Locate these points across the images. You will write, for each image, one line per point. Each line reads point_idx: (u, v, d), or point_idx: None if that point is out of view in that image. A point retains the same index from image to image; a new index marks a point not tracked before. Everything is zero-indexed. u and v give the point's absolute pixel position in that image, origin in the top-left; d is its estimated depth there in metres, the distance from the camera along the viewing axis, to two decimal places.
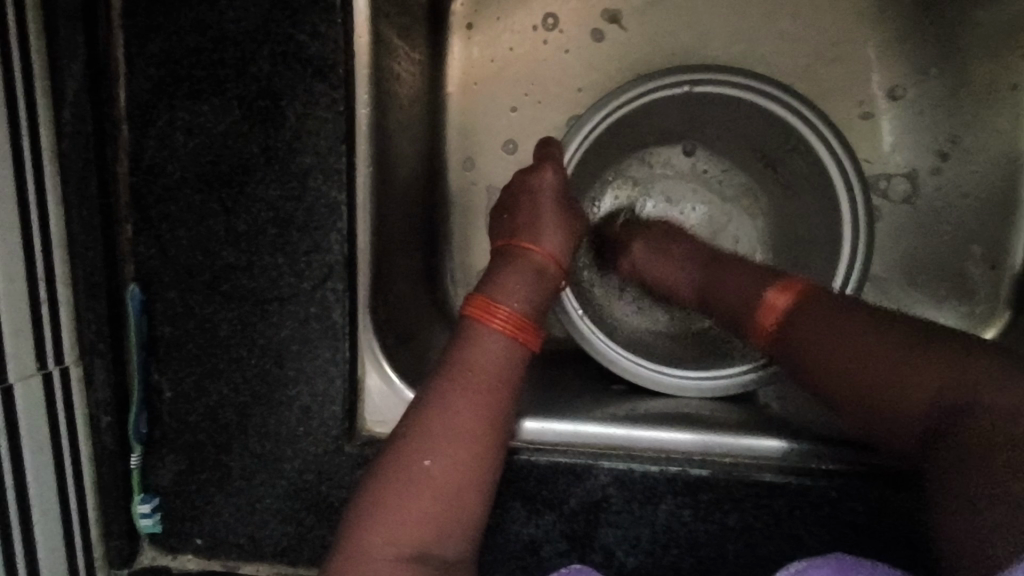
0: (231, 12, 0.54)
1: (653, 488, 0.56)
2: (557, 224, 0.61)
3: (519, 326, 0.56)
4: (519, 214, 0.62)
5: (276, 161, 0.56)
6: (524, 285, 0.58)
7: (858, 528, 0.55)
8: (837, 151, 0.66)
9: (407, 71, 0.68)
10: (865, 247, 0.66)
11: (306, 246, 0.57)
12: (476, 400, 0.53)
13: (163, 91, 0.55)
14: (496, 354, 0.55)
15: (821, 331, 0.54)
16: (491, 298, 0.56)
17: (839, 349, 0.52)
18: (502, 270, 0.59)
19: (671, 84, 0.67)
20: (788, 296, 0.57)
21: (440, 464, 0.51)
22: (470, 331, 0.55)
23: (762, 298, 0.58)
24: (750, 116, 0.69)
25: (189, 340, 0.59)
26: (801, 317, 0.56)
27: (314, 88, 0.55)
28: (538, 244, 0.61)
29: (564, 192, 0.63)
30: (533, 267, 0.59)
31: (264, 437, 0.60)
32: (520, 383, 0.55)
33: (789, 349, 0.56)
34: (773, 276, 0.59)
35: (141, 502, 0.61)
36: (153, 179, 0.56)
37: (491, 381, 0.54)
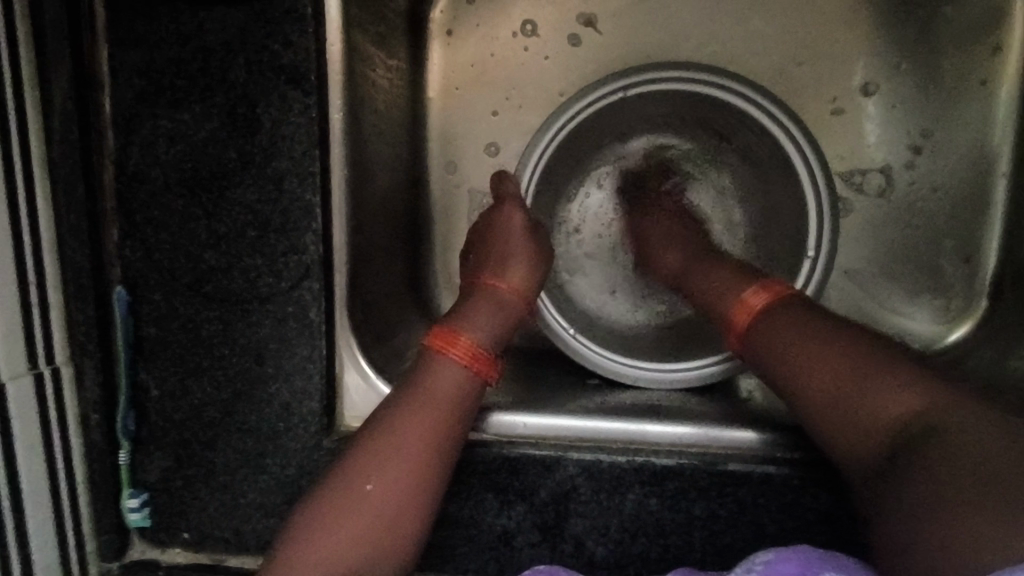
0: (209, 24, 0.56)
1: (621, 478, 0.58)
2: (523, 258, 0.65)
3: (475, 357, 0.57)
4: (488, 249, 0.65)
5: (254, 166, 0.58)
6: (490, 321, 0.60)
7: (818, 515, 0.57)
8: (797, 143, 0.67)
9: (385, 78, 0.70)
10: (827, 251, 0.68)
11: (284, 248, 0.59)
12: (427, 421, 0.55)
13: (146, 101, 0.58)
14: (454, 383, 0.56)
15: (796, 326, 0.54)
16: (454, 330, 0.58)
17: (814, 342, 0.52)
18: (467, 304, 0.62)
19: (635, 82, 0.68)
20: (766, 295, 0.58)
21: (382, 484, 0.53)
22: (430, 360, 0.57)
23: (740, 297, 0.59)
24: (716, 108, 0.71)
25: (173, 339, 0.61)
26: (778, 314, 0.56)
27: (288, 95, 0.57)
28: (503, 278, 0.64)
29: (529, 228, 0.66)
30: (495, 301, 0.62)
31: (246, 433, 0.62)
32: (474, 408, 0.57)
33: (761, 346, 0.56)
34: (753, 280, 0.60)
35: (130, 497, 0.63)
36: (137, 185, 0.59)
37: (446, 404, 0.56)
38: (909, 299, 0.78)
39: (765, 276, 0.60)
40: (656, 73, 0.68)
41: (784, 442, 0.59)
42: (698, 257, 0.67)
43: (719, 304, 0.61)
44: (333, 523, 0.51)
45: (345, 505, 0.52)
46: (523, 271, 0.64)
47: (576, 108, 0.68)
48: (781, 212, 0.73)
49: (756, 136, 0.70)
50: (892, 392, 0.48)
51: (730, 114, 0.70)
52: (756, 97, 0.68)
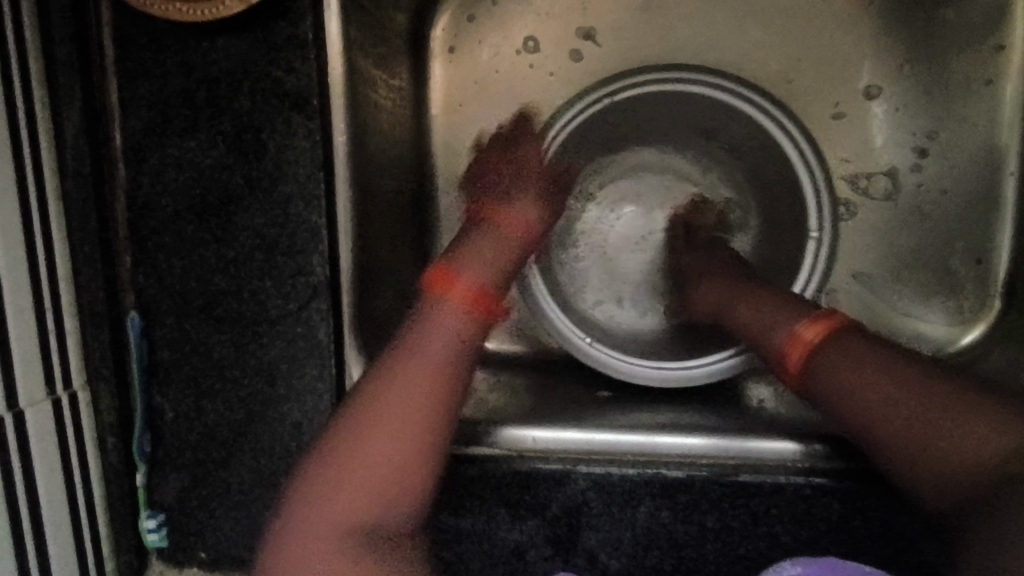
0: (214, 54, 0.58)
1: (631, 491, 0.58)
2: (526, 198, 0.59)
3: (480, 299, 0.54)
4: (498, 172, 0.62)
5: (260, 191, 0.59)
6: (490, 258, 0.56)
7: (832, 524, 0.57)
8: (794, 136, 0.69)
9: (387, 98, 0.71)
10: (825, 258, 0.70)
11: (291, 270, 0.60)
12: (429, 359, 0.52)
13: (154, 130, 0.59)
14: (454, 327, 0.53)
15: (858, 362, 0.52)
16: (452, 271, 0.55)
17: (872, 381, 0.51)
18: (466, 237, 0.57)
19: (616, 90, 0.71)
20: (820, 329, 0.55)
21: (389, 424, 0.50)
22: (430, 304, 0.54)
23: (793, 331, 0.57)
24: (703, 110, 0.72)
25: (186, 362, 0.62)
26: (835, 350, 0.54)
27: (292, 120, 0.58)
28: (510, 215, 0.58)
29: (539, 168, 0.62)
30: (499, 237, 0.57)
31: (259, 453, 0.63)
32: (475, 359, 0.54)
33: (822, 385, 0.54)
34: (804, 312, 0.58)
35: (147, 518, 0.64)
36: (148, 214, 0.60)
37: (448, 343, 0.52)
38: (921, 300, 0.77)
39: (817, 307, 0.58)
40: (635, 78, 0.70)
41: (800, 449, 0.59)
42: (739, 291, 0.65)
43: (769, 341, 0.59)
44: (335, 487, 0.49)
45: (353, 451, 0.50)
46: (523, 211, 0.58)
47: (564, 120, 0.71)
48: (788, 216, 0.74)
49: (741, 131, 0.72)
50: (963, 439, 0.46)
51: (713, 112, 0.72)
52: (742, 91, 0.70)
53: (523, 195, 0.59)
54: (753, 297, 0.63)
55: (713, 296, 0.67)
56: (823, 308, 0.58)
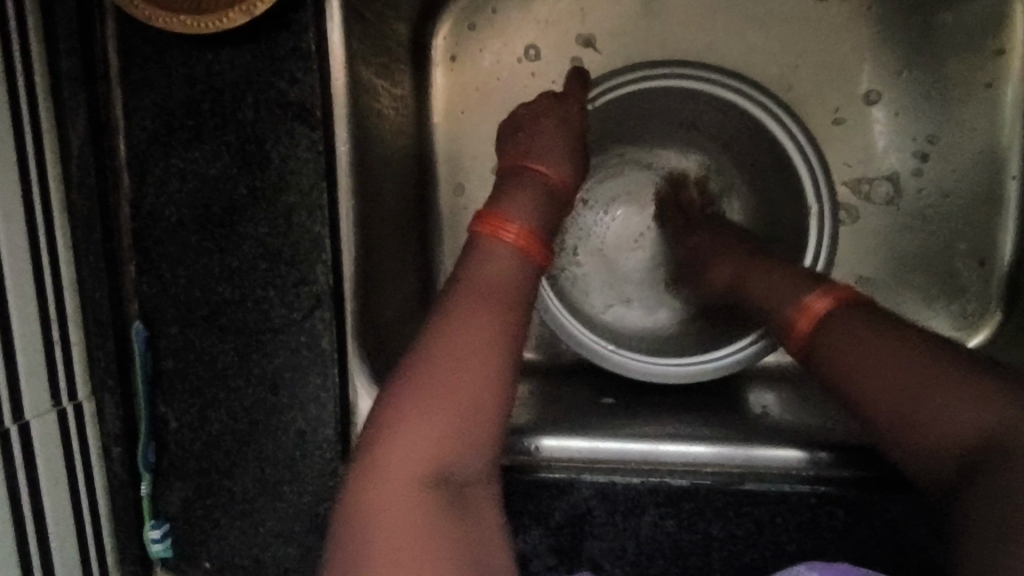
0: (216, 65, 0.58)
1: (635, 499, 0.58)
2: (563, 152, 0.65)
3: (531, 241, 0.57)
4: (530, 136, 0.65)
5: (264, 200, 0.59)
6: (535, 206, 0.59)
7: (837, 533, 0.56)
8: (799, 143, 0.69)
9: (389, 107, 0.71)
10: (827, 250, 0.70)
11: (295, 279, 0.60)
12: (489, 306, 0.52)
13: (158, 141, 0.59)
14: (510, 265, 0.55)
15: (859, 334, 0.53)
16: (503, 215, 0.58)
17: (870, 353, 0.51)
18: (510, 187, 0.61)
19: (627, 82, 0.71)
20: (829, 299, 0.57)
21: (454, 375, 0.49)
22: (483, 245, 0.56)
23: (802, 302, 0.58)
24: (706, 106, 0.73)
25: (191, 372, 0.62)
26: (844, 320, 0.55)
27: (294, 130, 0.59)
28: (546, 168, 0.63)
29: (579, 127, 0.67)
30: (546, 190, 0.62)
31: (263, 462, 0.63)
32: (533, 293, 0.56)
33: (821, 352, 0.55)
34: (813, 283, 0.59)
35: (152, 528, 0.63)
36: (152, 224, 0.60)
37: (503, 289, 0.54)
38: (924, 304, 0.77)
39: (827, 278, 0.59)
40: (650, 70, 0.71)
41: (803, 457, 0.59)
42: (750, 266, 0.66)
43: (778, 310, 0.60)
44: (394, 474, 0.47)
45: (416, 401, 0.49)
46: (563, 160, 0.64)
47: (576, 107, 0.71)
48: (791, 217, 0.73)
49: (745, 130, 0.72)
50: (950, 412, 0.46)
51: (720, 113, 0.72)
52: (752, 92, 0.70)
53: (549, 149, 0.64)
54: (763, 269, 0.64)
55: (727, 270, 0.68)
56: (839, 282, 0.58)
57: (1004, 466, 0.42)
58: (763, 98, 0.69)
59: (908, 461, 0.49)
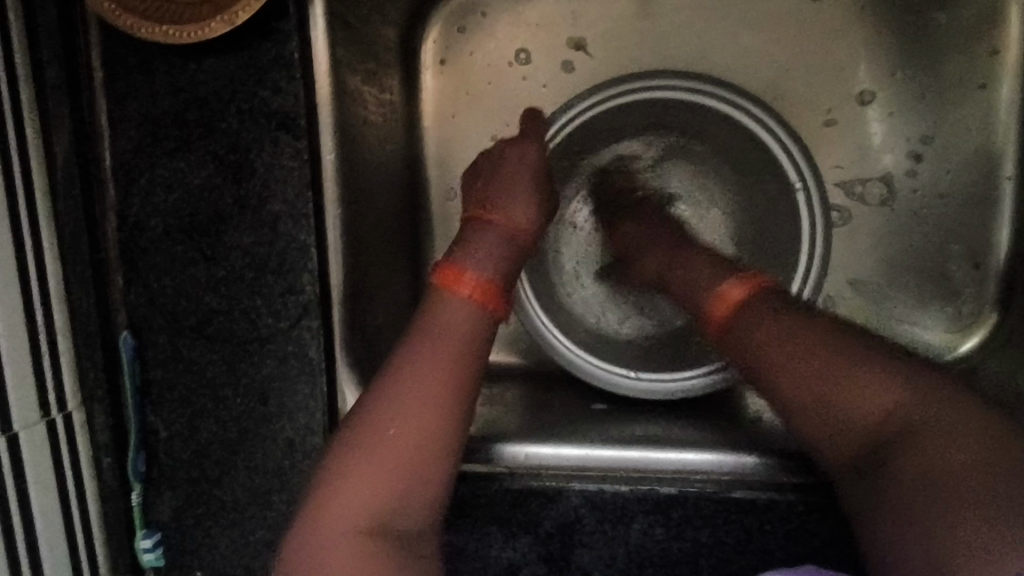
0: (200, 74, 0.58)
1: (624, 507, 0.58)
2: (528, 194, 0.62)
3: (487, 293, 0.56)
4: (495, 168, 0.63)
5: (249, 210, 0.59)
6: (492, 253, 0.58)
7: (826, 540, 0.56)
8: (783, 140, 0.69)
9: (377, 113, 0.71)
10: (820, 260, 0.70)
11: (281, 288, 0.60)
12: (442, 357, 0.53)
13: (144, 151, 0.59)
14: (464, 320, 0.54)
15: (782, 326, 0.53)
16: (459, 267, 0.56)
17: (796, 345, 0.52)
18: (468, 238, 0.58)
19: (606, 98, 0.70)
20: (745, 291, 0.56)
21: (403, 427, 0.51)
22: (436, 298, 0.55)
23: (719, 291, 0.58)
24: (673, 114, 0.72)
25: (179, 381, 0.62)
26: (761, 310, 0.55)
27: (279, 139, 0.59)
28: (508, 214, 0.60)
29: (544, 167, 0.63)
30: (504, 237, 0.59)
31: (253, 471, 0.63)
32: (488, 347, 0.55)
33: (739, 343, 0.55)
34: (733, 270, 0.59)
35: (143, 537, 0.63)
36: (139, 234, 0.60)
37: (458, 341, 0.54)
38: (919, 306, 0.76)
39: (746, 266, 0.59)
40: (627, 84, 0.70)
41: (784, 466, 0.60)
42: (678, 261, 0.63)
43: (697, 296, 0.59)
44: (330, 521, 0.49)
45: (364, 454, 0.50)
46: (529, 207, 0.61)
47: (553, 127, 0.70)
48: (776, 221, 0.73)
49: (732, 136, 0.72)
50: (862, 395, 0.49)
51: (707, 121, 0.72)
52: (726, 95, 0.69)
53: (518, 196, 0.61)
54: (695, 266, 0.62)
55: (654, 265, 0.66)
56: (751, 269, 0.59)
57: (910, 444, 0.46)
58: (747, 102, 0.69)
59: (832, 444, 0.51)
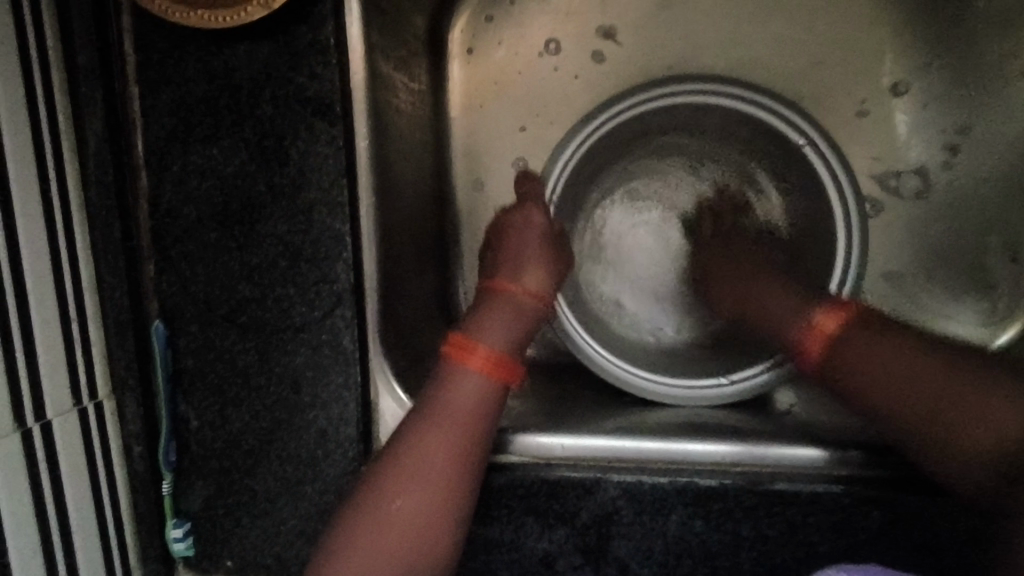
0: (234, 61, 0.57)
1: (663, 499, 0.57)
2: (537, 260, 0.63)
3: (498, 364, 0.56)
4: (505, 242, 0.65)
5: (283, 198, 0.59)
6: (505, 323, 0.58)
7: (871, 533, 0.56)
8: (810, 138, 0.67)
9: (407, 101, 0.70)
10: (859, 252, 0.67)
11: (315, 277, 0.59)
12: (450, 434, 0.55)
13: (176, 138, 0.58)
14: (473, 391, 0.55)
15: (869, 346, 0.55)
16: (469, 336, 0.57)
17: (880, 352, 0.55)
18: (478, 307, 0.60)
19: (610, 116, 0.69)
20: (836, 319, 0.58)
21: (410, 502, 0.54)
22: (447, 367, 0.56)
23: (810, 321, 0.59)
24: (685, 112, 0.72)
25: (211, 370, 0.62)
26: (854, 336, 0.56)
27: (314, 126, 0.58)
28: (518, 283, 0.61)
29: (548, 230, 0.65)
30: (513, 305, 0.60)
31: (285, 461, 0.62)
32: (497, 416, 0.56)
33: (839, 368, 0.57)
34: (820, 300, 0.60)
35: (174, 527, 0.63)
36: (171, 222, 0.60)
37: (465, 417, 0.55)
38: (951, 300, 0.75)
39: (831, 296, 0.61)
40: (624, 101, 0.69)
41: (830, 457, 0.58)
42: (745, 283, 0.67)
43: (788, 331, 0.61)
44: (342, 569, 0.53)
45: (375, 528, 0.53)
46: (540, 274, 0.62)
47: (568, 152, 0.69)
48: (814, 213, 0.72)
49: (751, 129, 0.71)
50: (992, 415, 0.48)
51: (722, 117, 0.72)
52: (745, 91, 0.68)
53: (531, 263, 0.62)
54: (779, 293, 0.63)
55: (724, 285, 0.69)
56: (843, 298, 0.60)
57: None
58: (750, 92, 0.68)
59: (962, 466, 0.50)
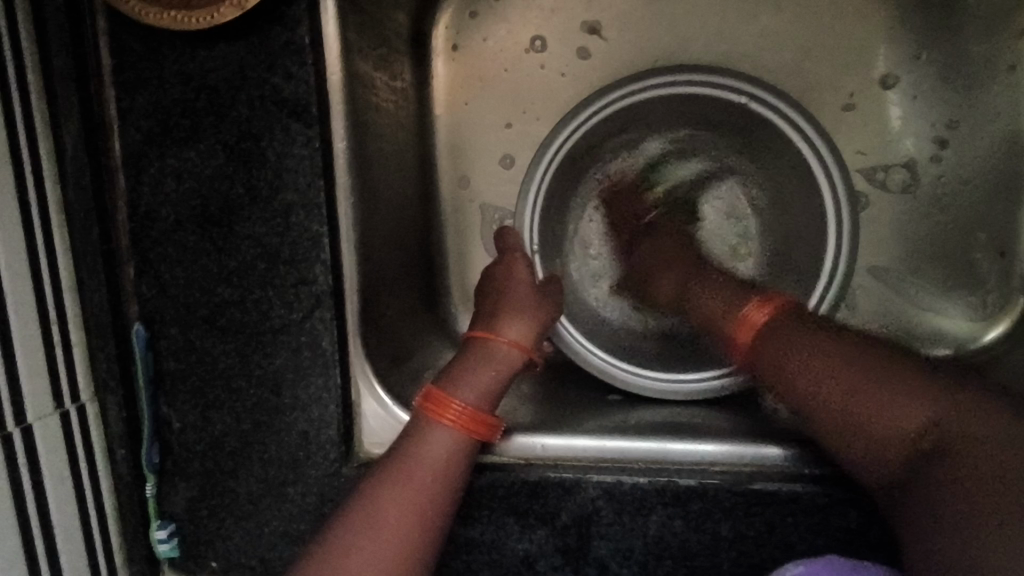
0: (210, 61, 0.57)
1: (643, 499, 0.57)
2: (522, 314, 0.62)
3: (472, 419, 0.57)
4: (497, 302, 0.64)
5: (261, 200, 0.58)
6: (487, 378, 0.59)
7: (851, 533, 0.55)
8: (796, 125, 0.67)
9: (389, 100, 0.70)
10: (847, 250, 0.68)
11: (294, 279, 0.59)
12: (414, 494, 0.54)
13: (153, 141, 0.58)
14: (443, 446, 0.56)
15: (798, 342, 0.54)
16: (445, 391, 0.58)
17: (810, 344, 0.54)
18: (458, 359, 0.60)
19: (584, 116, 0.70)
20: (766, 312, 0.57)
21: (361, 565, 0.52)
22: (420, 423, 0.57)
23: (739, 314, 0.58)
24: (667, 104, 0.72)
25: (192, 373, 0.62)
26: (785, 330, 0.56)
27: (291, 127, 0.57)
28: (498, 334, 0.61)
29: (534, 283, 0.65)
30: (490, 355, 0.60)
31: (267, 463, 0.62)
32: (466, 477, 0.57)
33: (770, 361, 0.55)
34: (753, 294, 0.60)
35: (158, 528, 0.63)
36: (149, 224, 0.59)
37: (431, 476, 0.55)
38: (940, 294, 0.75)
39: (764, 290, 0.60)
40: (607, 96, 0.70)
41: (813, 456, 0.58)
42: (690, 281, 0.65)
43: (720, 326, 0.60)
44: None
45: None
46: (523, 327, 0.62)
47: (546, 158, 0.70)
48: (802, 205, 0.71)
49: (734, 117, 0.71)
50: (904, 411, 0.48)
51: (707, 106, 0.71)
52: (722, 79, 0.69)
53: (513, 316, 0.62)
54: (711, 287, 0.63)
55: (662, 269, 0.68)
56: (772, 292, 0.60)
57: (949, 468, 0.46)
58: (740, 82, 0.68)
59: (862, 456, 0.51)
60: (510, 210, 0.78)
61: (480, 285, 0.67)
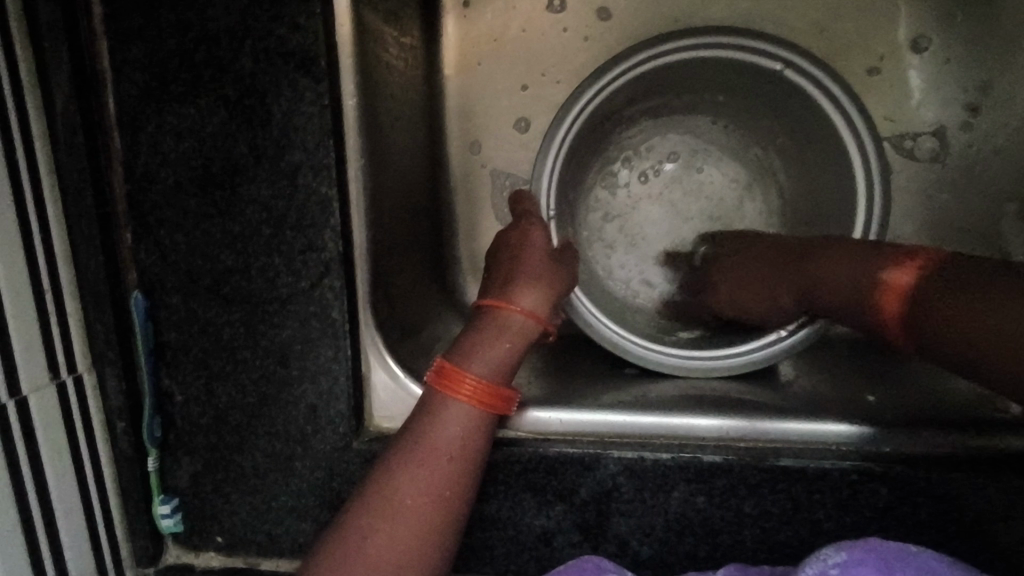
0: (210, 10, 0.53)
1: (665, 476, 0.55)
2: (535, 281, 0.59)
3: (487, 394, 0.54)
4: (509, 270, 0.61)
5: (266, 160, 0.55)
6: (500, 350, 0.56)
7: (880, 510, 0.54)
8: (836, 99, 0.64)
9: (398, 57, 0.66)
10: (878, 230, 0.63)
11: (301, 245, 0.56)
12: (433, 470, 0.53)
13: (151, 96, 0.54)
14: (460, 423, 0.54)
15: (947, 292, 0.46)
16: (459, 366, 0.55)
17: (964, 294, 0.45)
18: (469, 332, 0.57)
19: (603, 86, 0.65)
20: (910, 270, 0.50)
21: (381, 542, 0.51)
22: (435, 400, 0.55)
23: (875, 280, 0.51)
24: (683, 69, 0.69)
25: (195, 344, 0.59)
26: (929, 284, 0.48)
27: (297, 83, 0.54)
28: (511, 303, 0.58)
29: (548, 247, 0.62)
30: (503, 326, 0.57)
31: (274, 437, 0.60)
32: (485, 454, 0.55)
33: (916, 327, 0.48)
34: (884, 254, 0.52)
35: (161, 503, 0.62)
36: (147, 186, 0.56)
37: (450, 451, 0.53)
38: None
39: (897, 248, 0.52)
40: (624, 63, 0.65)
41: (839, 432, 0.56)
42: (795, 257, 0.59)
43: (853, 298, 0.53)
44: None
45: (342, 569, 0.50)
46: (536, 293, 0.59)
47: (560, 135, 0.65)
48: (828, 173, 0.68)
49: (761, 79, 0.67)
50: None
51: (732, 69, 0.67)
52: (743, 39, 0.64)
53: (525, 284, 0.59)
54: (829, 253, 0.56)
55: (760, 266, 0.62)
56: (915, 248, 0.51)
57: None
58: (771, 46, 0.64)
59: None
60: (523, 177, 0.75)
61: (491, 254, 0.64)
